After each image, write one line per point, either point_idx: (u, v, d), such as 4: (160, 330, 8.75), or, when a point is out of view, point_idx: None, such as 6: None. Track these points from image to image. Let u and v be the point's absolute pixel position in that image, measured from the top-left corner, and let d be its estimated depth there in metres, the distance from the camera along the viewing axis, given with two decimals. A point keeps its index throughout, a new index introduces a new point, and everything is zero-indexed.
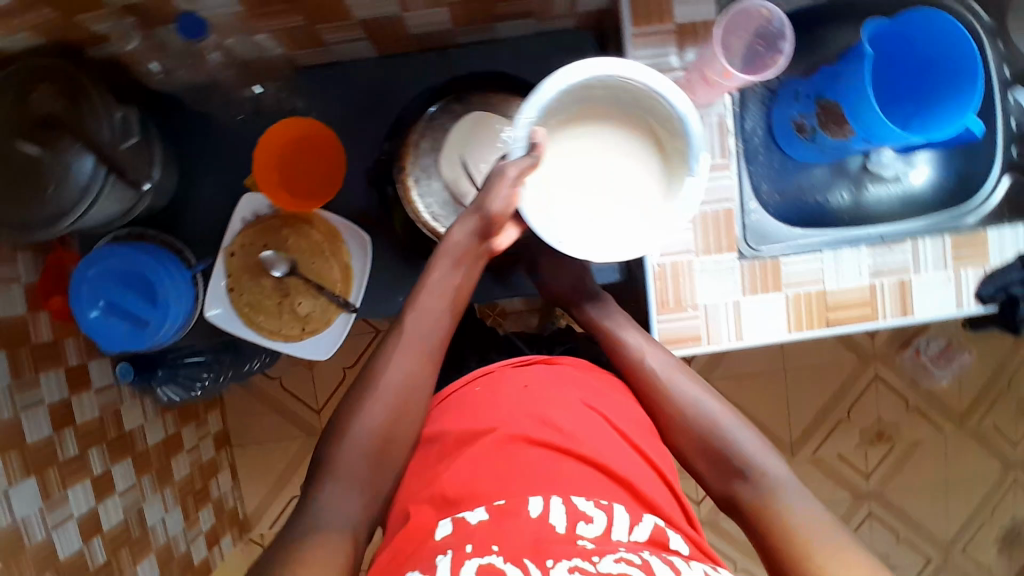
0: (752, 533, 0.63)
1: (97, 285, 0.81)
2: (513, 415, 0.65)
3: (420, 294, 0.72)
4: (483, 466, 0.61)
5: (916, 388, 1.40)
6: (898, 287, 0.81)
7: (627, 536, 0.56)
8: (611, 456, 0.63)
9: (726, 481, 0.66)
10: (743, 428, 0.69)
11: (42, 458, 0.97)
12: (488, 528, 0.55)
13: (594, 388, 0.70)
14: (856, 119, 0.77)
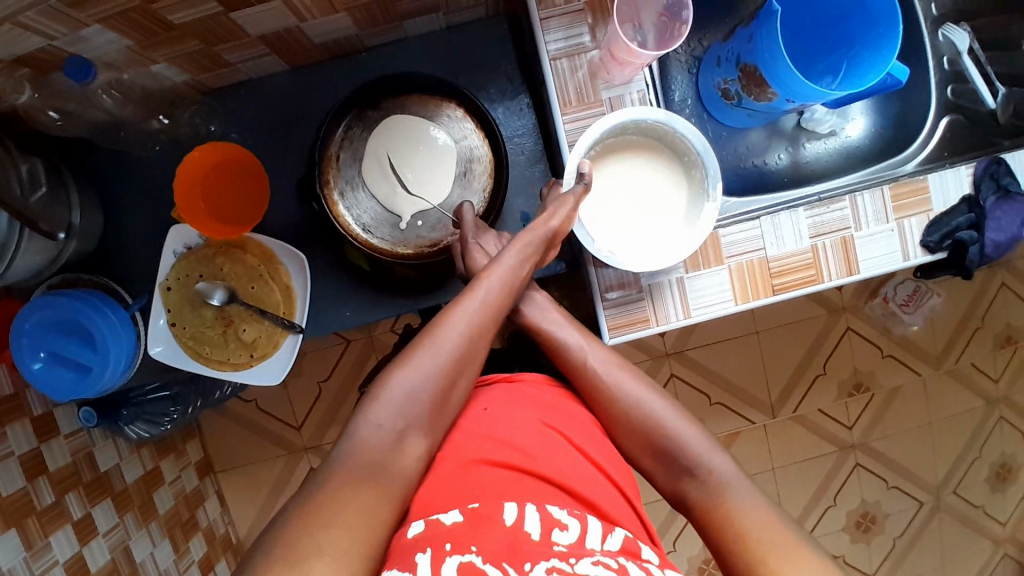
0: (700, 531, 0.63)
1: (33, 337, 0.80)
2: (473, 440, 0.62)
3: (491, 271, 0.70)
4: (445, 489, 0.57)
5: (889, 335, 1.40)
6: (841, 245, 0.80)
7: (600, 545, 0.53)
8: (573, 475, 0.60)
9: (675, 480, 0.66)
10: (688, 425, 0.68)
11: (19, 509, 0.95)
12: (463, 528, 0.51)
13: (549, 404, 0.67)
14: (776, 78, 0.73)
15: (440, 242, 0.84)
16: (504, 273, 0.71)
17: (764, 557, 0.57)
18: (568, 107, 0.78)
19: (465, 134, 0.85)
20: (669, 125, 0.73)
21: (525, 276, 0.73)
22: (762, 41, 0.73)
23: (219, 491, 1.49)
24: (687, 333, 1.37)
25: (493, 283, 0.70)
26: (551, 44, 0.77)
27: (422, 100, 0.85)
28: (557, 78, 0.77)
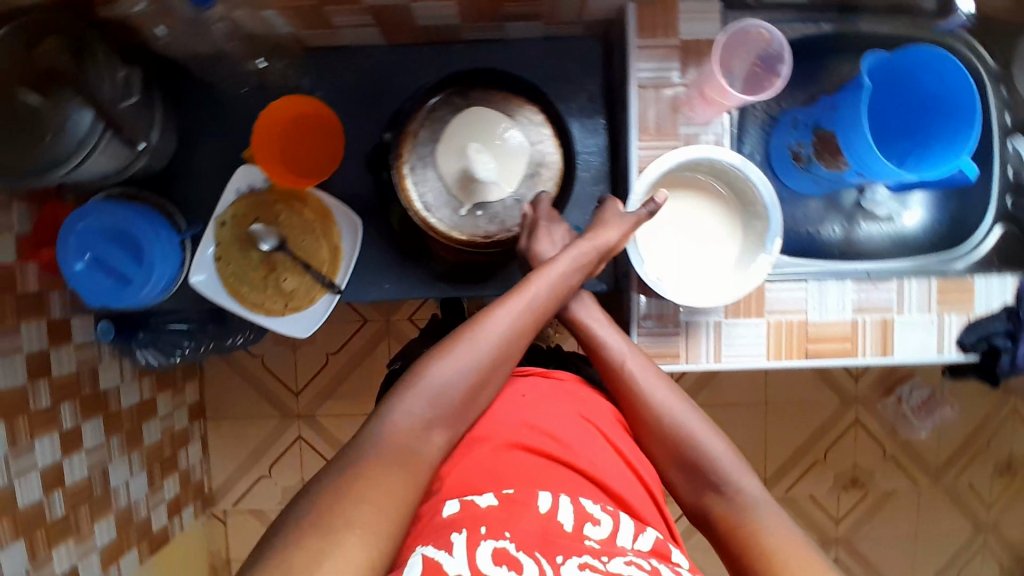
0: (724, 551, 0.63)
1: (86, 240, 0.81)
2: (511, 426, 0.62)
3: (539, 278, 0.70)
4: (481, 470, 0.58)
5: (895, 437, 1.40)
6: (881, 325, 0.81)
7: (631, 544, 0.54)
8: (606, 471, 0.61)
9: (699, 497, 0.65)
10: (718, 439, 0.67)
11: (15, 406, 0.99)
12: (498, 513, 0.53)
13: (585, 399, 0.68)
14: (850, 149, 0.76)
15: (495, 236, 0.84)
16: (554, 277, 0.70)
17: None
18: (646, 135, 0.80)
19: (540, 140, 0.86)
20: (744, 174, 0.73)
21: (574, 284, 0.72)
22: (844, 109, 0.76)
23: (204, 437, 1.50)
24: (698, 388, 1.37)
25: (540, 289, 0.69)
26: (641, 73, 0.79)
27: (504, 99, 0.87)
28: (640, 105, 0.80)
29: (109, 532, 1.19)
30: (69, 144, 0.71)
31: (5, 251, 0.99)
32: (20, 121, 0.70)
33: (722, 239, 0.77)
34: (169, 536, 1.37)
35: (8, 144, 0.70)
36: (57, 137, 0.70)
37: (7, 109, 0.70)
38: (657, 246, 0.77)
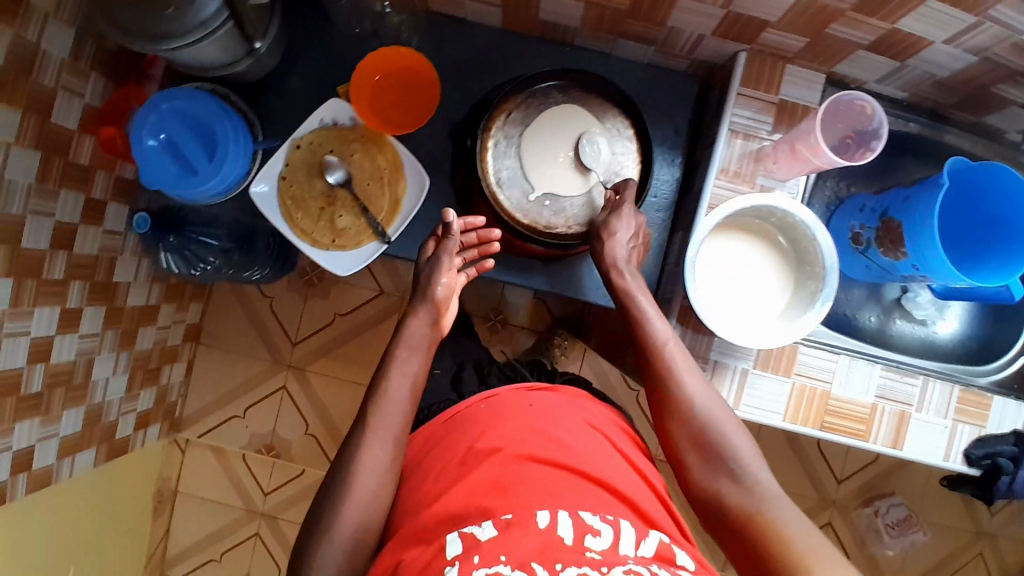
0: (732, 535, 0.66)
1: (165, 123, 0.82)
2: (520, 438, 0.71)
3: (383, 402, 0.72)
4: (492, 478, 0.65)
5: (862, 549, 1.39)
6: (897, 417, 0.83)
7: (633, 551, 0.60)
8: (613, 478, 0.69)
9: (715, 481, 0.69)
10: (741, 430, 0.71)
11: (28, 267, 0.95)
12: (496, 541, 0.58)
13: (593, 414, 0.80)
14: (914, 242, 0.79)
15: (555, 229, 0.85)
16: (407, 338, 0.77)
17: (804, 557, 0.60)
18: (724, 174, 0.83)
19: (622, 152, 0.87)
20: (812, 232, 0.74)
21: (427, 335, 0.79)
22: (920, 202, 0.78)
23: (191, 360, 1.49)
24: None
25: (391, 414, 0.71)
26: (735, 117, 0.82)
27: (601, 106, 0.87)
28: (726, 149, 0.83)
29: (74, 424, 1.14)
30: (187, 22, 0.73)
31: (72, 115, 0.99)
32: None
33: (774, 285, 0.78)
34: (129, 447, 1.33)
35: (131, 1, 0.72)
36: (179, 11, 0.72)
37: None
38: (713, 277, 0.77)
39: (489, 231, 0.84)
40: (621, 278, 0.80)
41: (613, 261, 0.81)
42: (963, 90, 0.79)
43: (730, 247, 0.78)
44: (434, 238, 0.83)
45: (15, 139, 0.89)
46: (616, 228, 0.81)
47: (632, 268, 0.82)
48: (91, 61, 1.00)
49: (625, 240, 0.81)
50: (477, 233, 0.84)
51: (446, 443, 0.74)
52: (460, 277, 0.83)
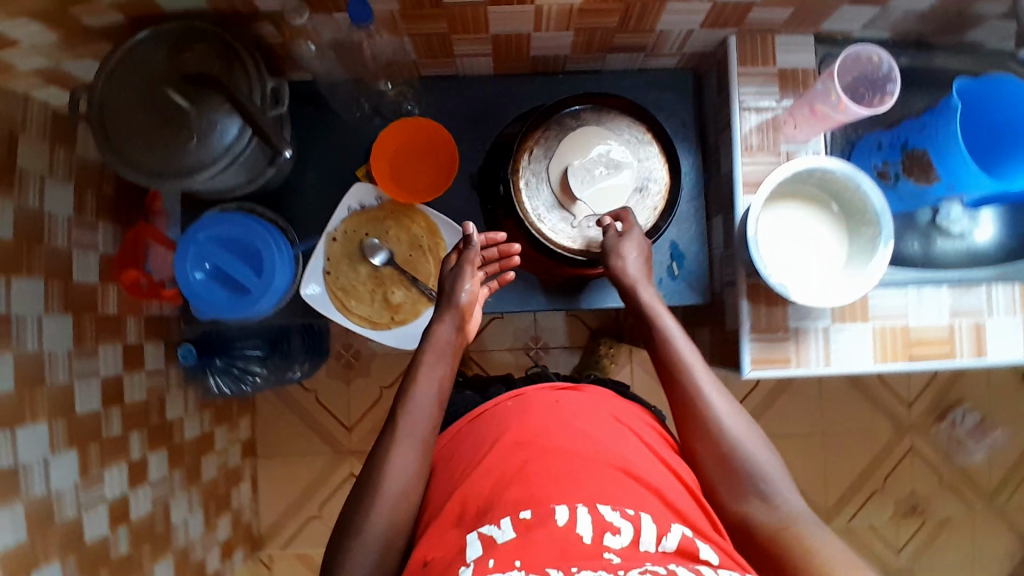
0: (762, 558, 0.65)
1: (206, 252, 0.83)
2: (556, 432, 0.69)
3: (410, 408, 0.72)
4: (520, 476, 0.64)
5: (950, 462, 1.46)
6: (975, 329, 0.86)
7: (654, 547, 0.58)
8: (641, 467, 0.67)
9: (744, 504, 0.67)
10: (769, 453, 0.69)
11: (87, 432, 0.94)
12: (514, 545, 0.57)
13: (620, 409, 0.77)
14: (945, 163, 0.83)
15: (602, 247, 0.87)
16: (439, 342, 0.78)
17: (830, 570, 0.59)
18: (750, 152, 0.85)
19: (648, 157, 0.87)
20: (868, 194, 0.77)
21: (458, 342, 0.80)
22: (938, 130, 0.82)
23: (254, 475, 1.48)
24: (767, 403, 1.45)
25: (417, 422, 0.71)
26: (744, 97, 0.85)
27: (616, 119, 0.87)
28: (743, 128, 0.85)
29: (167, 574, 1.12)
30: (212, 148, 0.73)
31: (92, 269, 0.98)
32: (167, 120, 0.73)
33: (831, 241, 0.81)
34: None
35: (151, 141, 0.73)
36: (202, 141, 0.73)
37: (156, 107, 0.73)
38: (772, 248, 0.80)
39: (508, 246, 0.86)
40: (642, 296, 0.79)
41: (632, 280, 0.79)
42: (944, 16, 0.84)
43: (782, 217, 0.81)
44: (457, 251, 0.84)
45: (45, 310, 0.89)
46: (627, 252, 0.80)
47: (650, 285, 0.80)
48: (95, 210, 1.00)
49: (637, 261, 0.80)
50: (499, 248, 0.85)
51: (472, 439, 0.73)
52: (483, 291, 0.85)
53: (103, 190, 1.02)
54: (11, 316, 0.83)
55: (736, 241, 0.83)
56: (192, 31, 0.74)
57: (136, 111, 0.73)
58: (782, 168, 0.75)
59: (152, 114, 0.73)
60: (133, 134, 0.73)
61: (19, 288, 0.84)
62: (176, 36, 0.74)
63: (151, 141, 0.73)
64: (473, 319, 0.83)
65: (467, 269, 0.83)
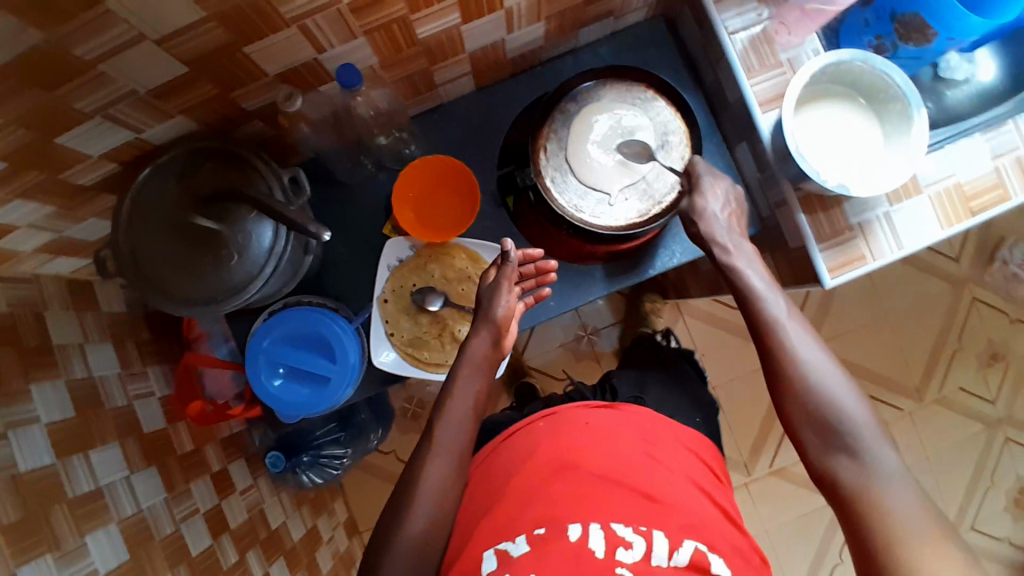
0: (844, 518, 0.62)
1: (276, 356, 0.83)
2: (602, 464, 0.76)
3: (446, 420, 0.74)
4: (560, 501, 0.72)
5: (1013, 299, 1.49)
6: (1020, 164, 0.86)
7: (666, 561, 0.67)
8: (662, 485, 0.75)
9: (832, 459, 0.65)
10: (865, 407, 0.66)
11: (209, 569, 0.92)
12: (531, 559, 0.67)
13: (651, 430, 0.83)
14: (937, 15, 0.82)
15: (650, 212, 0.84)
16: (475, 360, 0.77)
17: (897, 532, 0.57)
18: (752, 72, 0.84)
19: (659, 112, 0.86)
20: (886, 74, 0.77)
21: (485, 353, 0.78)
22: None
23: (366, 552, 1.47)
24: (823, 309, 1.49)
25: (451, 432, 0.73)
26: (728, 22, 0.84)
27: (615, 88, 0.87)
28: (737, 50, 0.84)
29: None
30: (255, 257, 0.73)
31: (157, 415, 0.97)
32: (198, 245, 0.72)
33: (866, 128, 0.81)
34: None
35: (188, 271, 0.72)
36: (242, 255, 0.73)
37: (183, 235, 0.72)
38: (814, 153, 0.80)
39: (546, 261, 0.84)
40: (726, 255, 0.78)
41: (717, 237, 0.78)
42: None
43: (813, 121, 0.81)
44: (494, 265, 0.81)
45: (130, 469, 0.87)
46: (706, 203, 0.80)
47: (737, 241, 0.78)
48: (139, 357, 0.99)
49: (720, 212, 0.80)
50: (536, 265, 0.84)
51: (507, 457, 0.81)
52: (520, 308, 0.81)
53: (139, 336, 1.00)
54: (103, 487, 0.81)
55: (772, 161, 0.82)
56: (197, 152, 0.74)
57: (166, 248, 0.72)
58: (798, 73, 0.76)
59: (183, 245, 0.72)
60: (171, 272, 0.72)
61: (100, 457, 0.82)
62: (181, 160, 0.74)
63: (192, 271, 0.72)
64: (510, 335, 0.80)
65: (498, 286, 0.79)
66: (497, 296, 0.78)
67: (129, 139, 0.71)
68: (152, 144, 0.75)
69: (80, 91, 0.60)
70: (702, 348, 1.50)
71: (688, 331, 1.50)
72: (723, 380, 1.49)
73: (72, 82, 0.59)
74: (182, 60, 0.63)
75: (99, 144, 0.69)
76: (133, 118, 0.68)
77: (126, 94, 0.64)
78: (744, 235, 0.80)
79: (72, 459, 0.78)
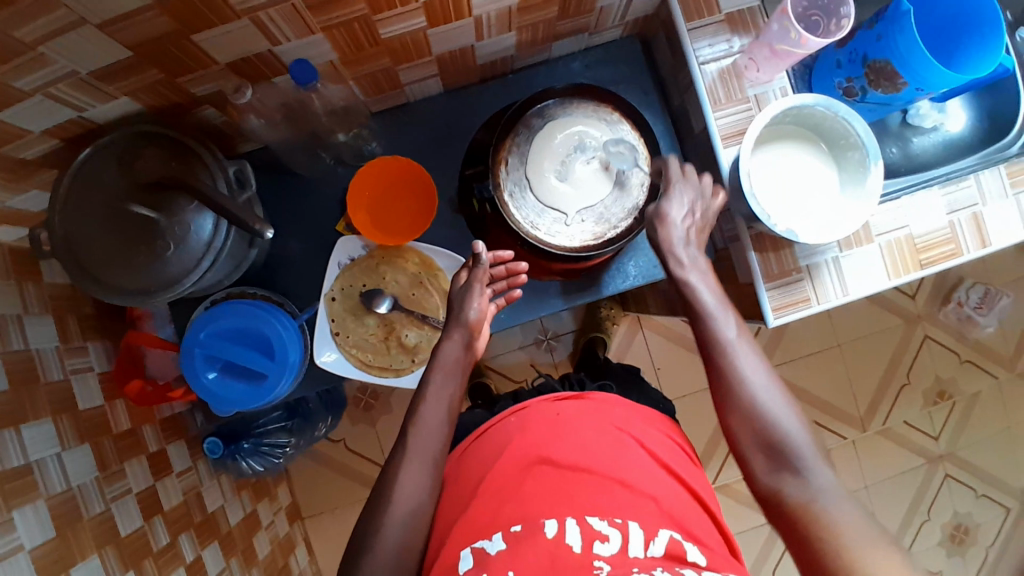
0: (791, 534, 0.63)
1: (213, 349, 0.81)
2: (569, 453, 0.77)
3: (420, 427, 0.75)
4: (534, 494, 0.73)
5: (964, 340, 1.53)
6: (974, 220, 0.87)
7: (643, 551, 0.66)
8: (635, 477, 0.75)
9: (778, 479, 0.66)
10: (805, 426, 0.68)
11: (137, 550, 0.91)
12: (507, 555, 0.66)
13: (621, 418, 0.84)
14: (907, 66, 0.81)
15: (605, 235, 0.84)
16: (449, 366, 0.79)
17: (846, 546, 0.58)
18: (719, 104, 0.83)
19: (623, 135, 0.85)
20: (849, 123, 0.77)
21: (462, 359, 0.80)
22: (896, 38, 0.80)
23: (307, 538, 1.47)
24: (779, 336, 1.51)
25: (426, 439, 0.75)
26: (700, 51, 0.83)
27: (581, 108, 0.85)
28: (707, 81, 0.83)
29: None
30: (193, 248, 0.73)
31: (95, 392, 0.95)
32: (134, 232, 0.71)
33: (823, 172, 0.81)
34: None
35: (122, 258, 0.71)
36: (180, 247, 0.72)
37: (120, 221, 0.71)
38: (773, 193, 0.81)
39: (515, 264, 0.85)
40: (679, 267, 0.75)
41: (668, 247, 0.75)
42: None
43: (773, 160, 0.81)
44: (465, 268, 0.83)
45: (62, 446, 0.85)
46: (669, 210, 0.76)
47: (692, 252, 0.76)
48: (80, 333, 0.96)
49: (680, 222, 0.76)
50: (506, 267, 0.85)
51: (479, 455, 0.81)
52: (492, 309, 0.84)
53: (82, 310, 0.98)
54: (32, 463, 0.80)
55: (729, 196, 0.82)
56: (141, 136, 0.73)
57: (101, 234, 0.71)
58: (762, 114, 0.75)
59: (120, 232, 0.71)
60: (107, 257, 0.71)
61: (30, 434, 0.81)
62: (125, 143, 0.72)
63: (128, 260, 0.71)
64: (481, 338, 0.82)
65: (475, 286, 0.80)
66: (474, 296, 0.80)
67: (72, 117, 0.69)
68: (96, 123, 0.73)
69: (17, 72, 0.58)
70: (658, 362, 1.51)
71: (646, 344, 1.51)
72: (676, 396, 1.51)
73: (9, 62, 0.57)
74: (126, 44, 0.61)
75: (42, 120, 0.67)
76: (72, 97, 0.66)
77: (69, 74, 0.62)
78: (701, 242, 0.78)
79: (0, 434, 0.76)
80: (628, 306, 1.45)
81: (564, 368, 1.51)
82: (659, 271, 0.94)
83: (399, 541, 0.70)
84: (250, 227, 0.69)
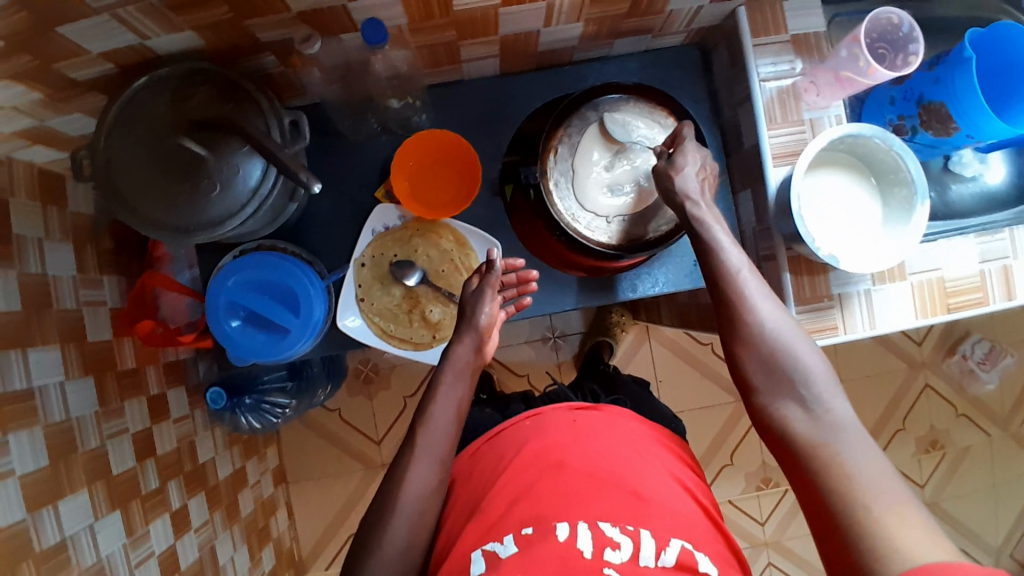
0: (794, 468, 0.62)
1: (236, 298, 0.81)
2: (588, 455, 0.77)
3: (431, 425, 0.75)
4: (544, 494, 0.72)
5: (963, 393, 1.55)
6: (1003, 272, 0.88)
7: (654, 560, 0.67)
8: (648, 483, 0.75)
9: (784, 409, 0.65)
10: (817, 355, 0.66)
11: (126, 491, 0.90)
12: (518, 559, 0.66)
13: (637, 432, 0.84)
14: (962, 111, 0.81)
15: (640, 237, 0.85)
16: (457, 366, 0.79)
17: (860, 491, 0.56)
18: (773, 123, 0.84)
19: None
20: (902, 158, 0.78)
21: (472, 363, 0.80)
22: (955, 80, 0.81)
23: (288, 503, 1.47)
24: None
25: (437, 432, 0.75)
26: (762, 68, 0.83)
27: (636, 107, 0.85)
28: (764, 98, 0.83)
29: None
30: (238, 193, 0.72)
31: (105, 326, 0.94)
32: (178, 166, 0.71)
33: (867, 202, 0.82)
34: None
35: (160, 192, 0.71)
36: (225, 188, 0.72)
37: (165, 154, 0.71)
38: (817, 219, 0.81)
39: (526, 272, 0.87)
40: (696, 211, 0.75)
41: (683, 194, 0.76)
42: None
43: (820, 187, 0.82)
44: (478, 274, 0.83)
45: (66, 375, 0.84)
46: (683, 165, 0.78)
47: (707, 202, 0.77)
48: (97, 266, 0.95)
49: (692, 174, 0.77)
50: (516, 274, 0.87)
51: (494, 455, 0.82)
52: (502, 316, 0.85)
53: (101, 243, 0.96)
54: (35, 389, 0.78)
55: (772, 215, 0.83)
56: (195, 73, 0.72)
57: (146, 165, 0.70)
58: (819, 137, 0.76)
59: (160, 163, 0.70)
60: (147, 189, 0.70)
61: (37, 360, 0.79)
62: (177, 79, 0.72)
63: (169, 195, 0.71)
64: (489, 340, 0.83)
65: (484, 296, 0.81)
66: (485, 304, 0.80)
67: (132, 44, 0.67)
68: (153, 53, 0.71)
69: None
70: (660, 374, 1.52)
71: (651, 355, 1.52)
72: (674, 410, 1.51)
73: None
74: None
75: (101, 42, 0.65)
76: (139, 23, 0.64)
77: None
78: (713, 200, 0.79)
79: (8, 354, 0.75)
80: (639, 315, 1.45)
81: (567, 369, 1.51)
82: (689, 281, 0.94)
83: (404, 513, 0.70)
84: (298, 176, 0.68)
